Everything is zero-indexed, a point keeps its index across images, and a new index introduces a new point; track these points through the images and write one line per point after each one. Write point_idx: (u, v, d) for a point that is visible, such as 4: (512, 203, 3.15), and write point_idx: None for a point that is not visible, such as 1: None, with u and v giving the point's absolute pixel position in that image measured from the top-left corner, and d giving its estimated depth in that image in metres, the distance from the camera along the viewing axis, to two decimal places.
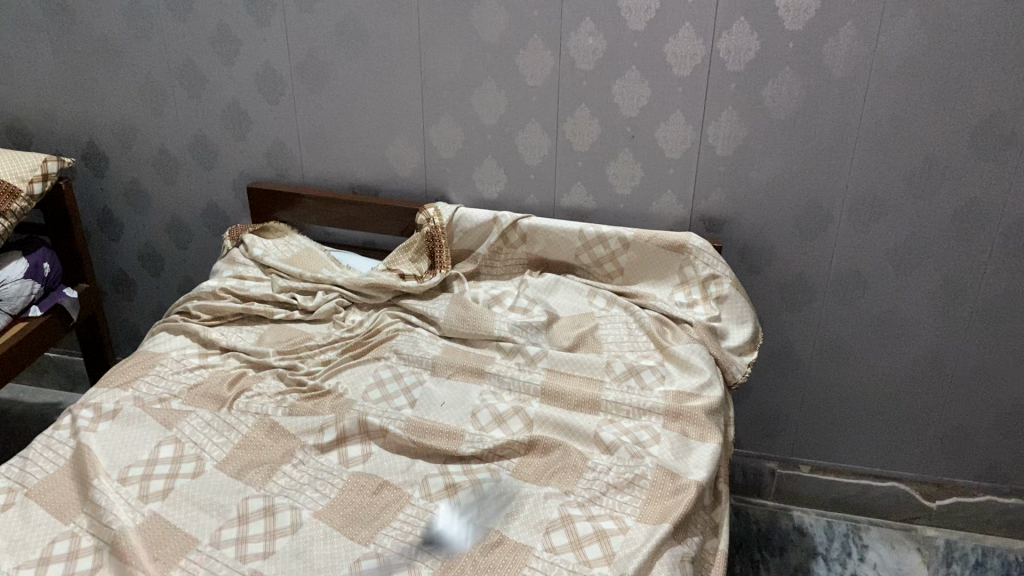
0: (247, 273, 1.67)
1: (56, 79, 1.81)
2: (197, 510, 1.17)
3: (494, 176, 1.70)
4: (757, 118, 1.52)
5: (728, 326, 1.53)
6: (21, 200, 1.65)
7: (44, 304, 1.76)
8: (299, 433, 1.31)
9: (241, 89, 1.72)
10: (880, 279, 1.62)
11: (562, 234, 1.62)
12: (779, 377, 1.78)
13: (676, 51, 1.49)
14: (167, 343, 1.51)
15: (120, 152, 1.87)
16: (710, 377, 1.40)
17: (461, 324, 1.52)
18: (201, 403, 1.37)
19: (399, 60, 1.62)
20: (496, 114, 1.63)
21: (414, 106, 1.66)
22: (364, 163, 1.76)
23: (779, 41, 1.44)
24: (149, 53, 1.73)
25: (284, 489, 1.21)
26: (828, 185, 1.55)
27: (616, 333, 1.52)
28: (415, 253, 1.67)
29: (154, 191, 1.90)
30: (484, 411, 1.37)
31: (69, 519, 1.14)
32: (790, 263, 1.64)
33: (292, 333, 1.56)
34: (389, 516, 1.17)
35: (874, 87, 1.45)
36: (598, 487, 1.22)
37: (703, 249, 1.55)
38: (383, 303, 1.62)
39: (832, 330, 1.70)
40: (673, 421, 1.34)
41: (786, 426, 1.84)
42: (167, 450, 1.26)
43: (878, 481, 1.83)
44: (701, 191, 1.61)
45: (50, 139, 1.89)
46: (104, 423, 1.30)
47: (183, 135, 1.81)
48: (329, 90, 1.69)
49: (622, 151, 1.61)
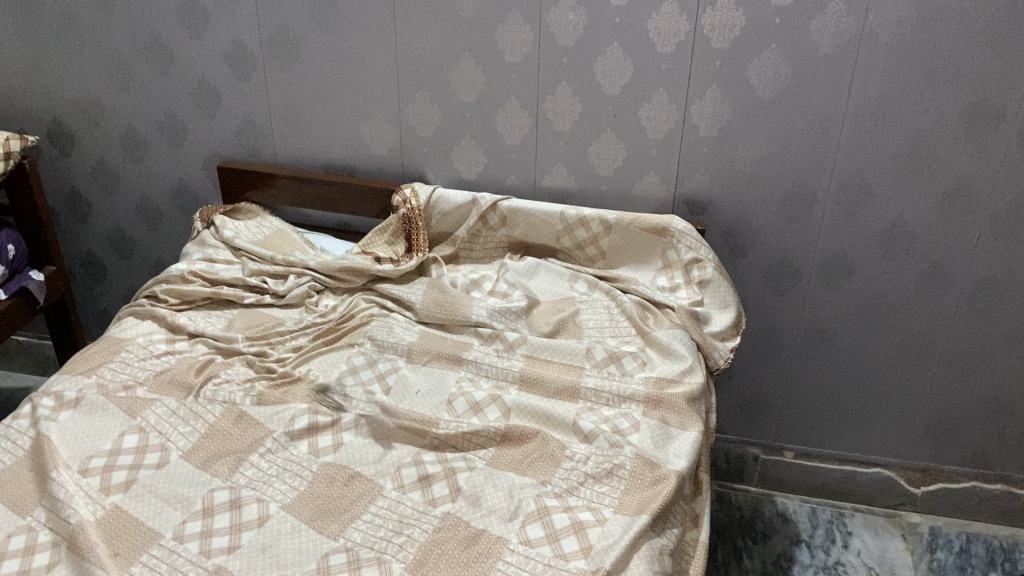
0: (218, 256, 1.61)
1: (19, 54, 1.75)
2: (160, 503, 1.13)
3: (473, 156, 1.65)
4: (742, 96, 1.47)
5: (711, 311, 1.50)
6: None
7: (8, 288, 1.70)
8: (268, 421, 1.28)
9: (211, 66, 1.67)
10: (866, 263, 1.58)
11: (543, 216, 1.57)
12: (764, 362, 1.75)
13: (659, 27, 1.45)
14: (134, 328, 1.47)
15: (86, 130, 1.81)
16: (692, 363, 1.36)
17: (437, 309, 1.48)
18: (167, 390, 1.33)
19: (373, 35, 1.57)
20: (474, 91, 1.58)
21: (389, 83, 1.61)
22: (339, 142, 1.71)
23: (765, 17, 1.40)
24: (115, 27, 1.67)
25: (251, 481, 1.18)
26: (814, 167, 1.51)
27: (597, 318, 1.48)
28: (391, 236, 1.62)
29: (123, 171, 1.85)
30: (461, 399, 1.33)
31: (26, 512, 1.10)
32: (776, 246, 1.61)
33: (263, 318, 1.51)
34: (360, 508, 1.14)
35: (862, 65, 1.40)
36: (575, 477, 1.19)
37: (686, 232, 1.52)
38: (358, 288, 1.57)
39: (817, 315, 1.67)
40: (654, 409, 1.30)
41: (770, 412, 1.82)
42: (130, 440, 1.22)
43: (863, 467, 1.81)
44: (684, 173, 1.57)
45: (13, 116, 1.83)
46: (65, 413, 1.25)
47: (152, 113, 1.75)
48: (301, 66, 1.63)
49: (604, 131, 1.57)
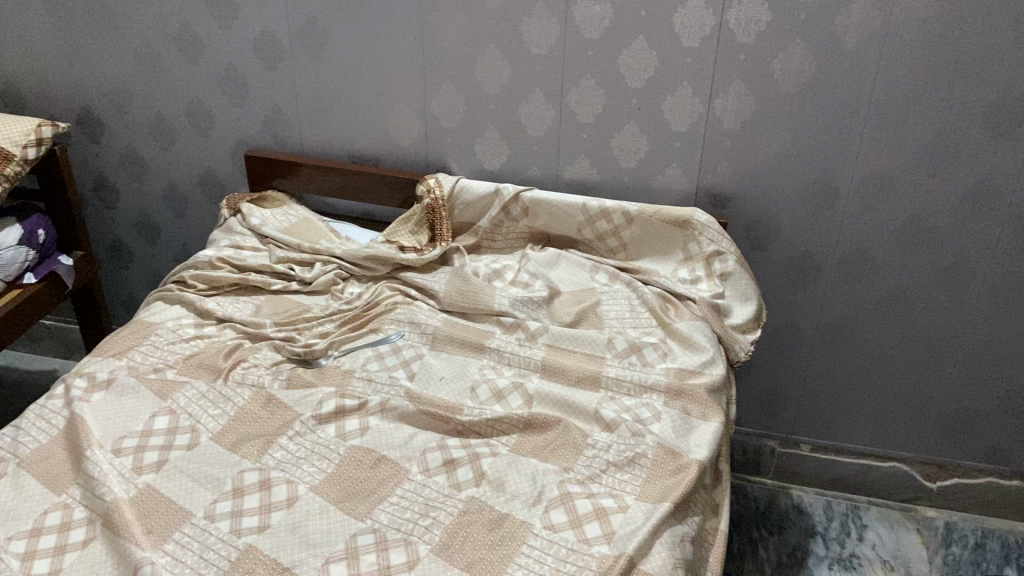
0: (245, 243, 1.64)
1: (50, 42, 1.77)
2: (191, 482, 1.15)
3: (497, 147, 1.67)
4: (766, 91, 1.48)
5: (732, 303, 1.51)
6: (14, 165, 1.62)
7: (38, 272, 1.73)
8: (296, 405, 1.30)
9: (239, 55, 1.69)
10: (887, 258, 1.59)
11: (565, 208, 1.59)
12: (782, 355, 1.76)
13: (685, 21, 1.46)
14: (163, 313, 1.49)
15: (115, 117, 1.84)
16: (713, 355, 1.38)
17: (460, 298, 1.50)
18: (196, 373, 1.35)
19: (401, 26, 1.58)
20: (500, 83, 1.60)
21: (415, 74, 1.63)
22: (364, 132, 1.73)
23: (790, 12, 1.41)
24: (145, 16, 1.69)
25: (280, 463, 1.20)
26: (836, 162, 1.52)
27: (618, 309, 1.50)
28: (415, 225, 1.64)
29: (150, 158, 1.87)
30: (484, 386, 1.35)
31: (61, 490, 1.12)
32: (797, 240, 1.62)
33: (290, 304, 1.54)
34: (386, 491, 1.16)
35: (887, 61, 1.41)
36: (598, 464, 1.21)
37: (708, 225, 1.53)
38: (382, 276, 1.59)
39: (836, 309, 1.67)
40: (675, 399, 1.32)
41: (787, 405, 1.83)
42: (162, 421, 1.24)
43: (879, 461, 1.82)
44: (707, 166, 1.58)
45: (44, 103, 1.86)
46: (98, 394, 1.28)
47: (180, 101, 1.78)
48: (328, 57, 1.65)
49: (628, 123, 1.58)
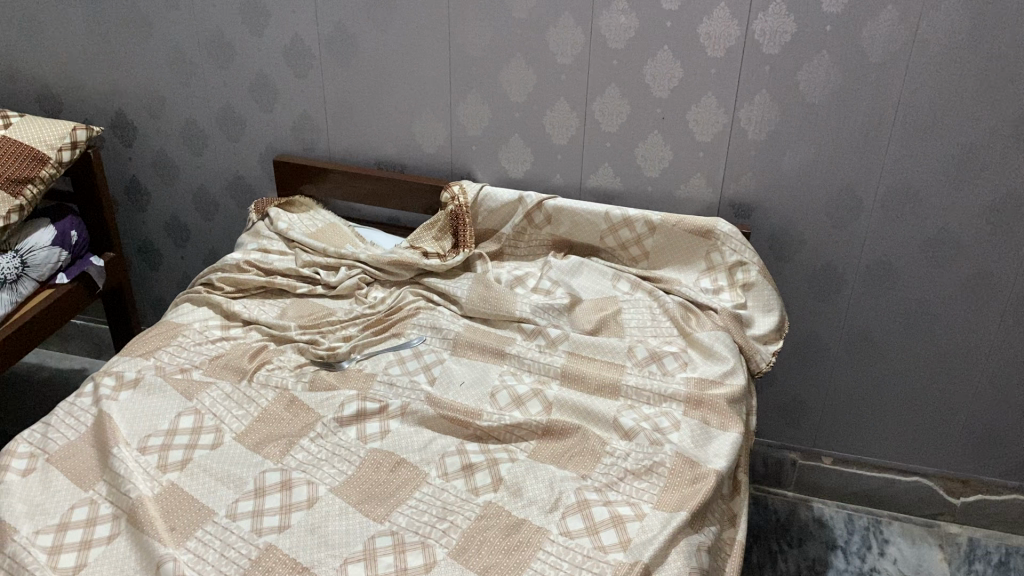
0: (272, 246, 1.67)
1: (86, 48, 1.82)
2: (214, 481, 1.17)
3: (521, 155, 1.68)
4: (791, 102, 1.48)
5: (754, 314, 1.51)
6: (49, 167, 1.66)
7: (70, 272, 1.77)
8: (318, 407, 1.32)
9: (270, 62, 1.72)
10: (911, 271, 1.58)
11: (588, 216, 1.60)
12: (804, 367, 1.75)
13: (710, 32, 1.46)
14: (191, 314, 1.52)
15: (148, 121, 1.87)
16: (733, 366, 1.38)
17: (482, 304, 1.51)
18: (222, 374, 1.37)
19: (428, 35, 1.60)
20: (525, 92, 1.61)
21: (441, 83, 1.65)
22: (390, 139, 1.75)
23: (816, 24, 1.41)
24: (178, 23, 1.72)
25: (302, 464, 1.22)
26: (860, 173, 1.51)
27: (639, 318, 1.51)
28: (439, 231, 1.66)
29: (181, 162, 1.91)
30: (504, 392, 1.36)
31: (88, 485, 1.15)
32: (820, 251, 1.61)
33: (314, 308, 1.56)
34: (405, 494, 1.17)
35: (913, 73, 1.40)
36: (615, 472, 1.21)
37: (731, 235, 1.53)
38: (405, 281, 1.61)
39: (859, 321, 1.67)
40: (695, 409, 1.32)
41: (809, 417, 1.82)
42: (186, 421, 1.27)
43: (901, 475, 1.80)
44: (730, 176, 1.58)
45: (79, 107, 1.90)
46: (125, 392, 1.30)
47: (211, 107, 1.81)
48: (357, 65, 1.68)
49: (652, 133, 1.58)
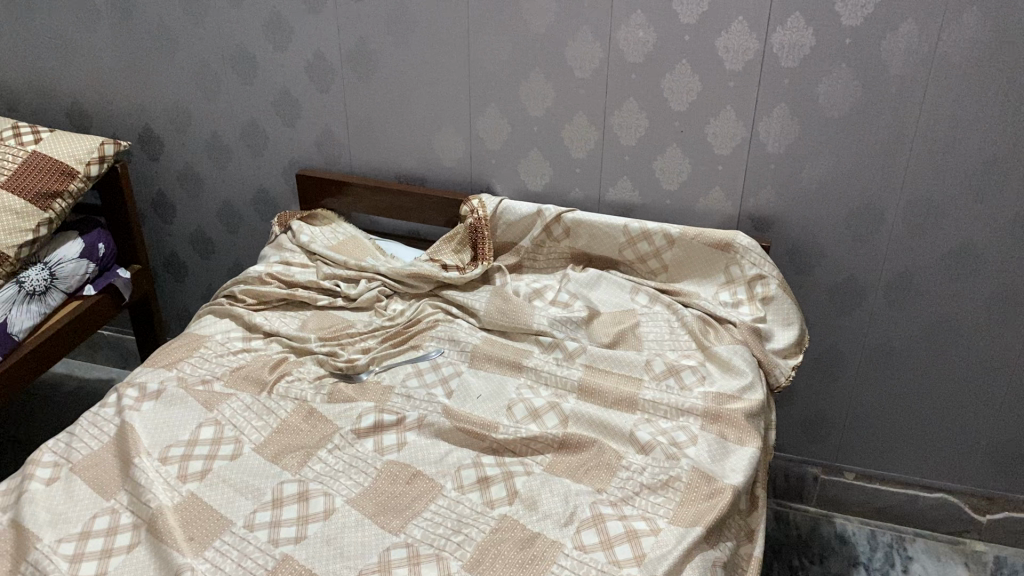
0: (294, 259, 1.69)
1: (115, 64, 1.85)
2: (232, 492, 1.19)
3: (540, 169, 1.69)
4: (810, 115, 1.48)
5: (774, 328, 1.50)
6: (77, 181, 1.70)
7: (98, 284, 1.80)
8: (337, 419, 1.33)
9: (293, 77, 1.74)
10: (934, 285, 1.56)
11: (607, 229, 1.60)
12: (826, 381, 1.74)
13: (728, 45, 1.46)
14: (213, 326, 1.55)
15: (174, 136, 1.91)
16: (752, 380, 1.37)
17: (501, 317, 1.52)
18: (242, 386, 1.39)
19: (447, 50, 1.62)
20: (544, 106, 1.62)
21: (461, 97, 1.66)
22: (411, 153, 1.77)
23: (835, 37, 1.40)
24: (204, 40, 1.76)
25: (319, 475, 1.23)
26: (881, 187, 1.50)
27: (657, 331, 1.50)
28: (458, 244, 1.67)
29: (206, 176, 1.94)
30: (520, 405, 1.36)
31: (110, 495, 1.17)
32: (841, 264, 1.60)
33: (335, 320, 1.57)
34: (420, 506, 1.18)
35: (934, 84, 1.39)
36: (631, 487, 1.21)
37: (750, 248, 1.53)
38: (425, 294, 1.62)
39: (881, 335, 1.65)
40: (712, 424, 1.31)
41: (831, 432, 1.80)
42: (207, 432, 1.29)
43: (926, 492, 1.77)
44: (750, 189, 1.58)
45: (108, 122, 1.94)
46: (148, 403, 1.33)
47: (235, 121, 1.84)
48: (378, 80, 1.70)
49: (670, 146, 1.58)
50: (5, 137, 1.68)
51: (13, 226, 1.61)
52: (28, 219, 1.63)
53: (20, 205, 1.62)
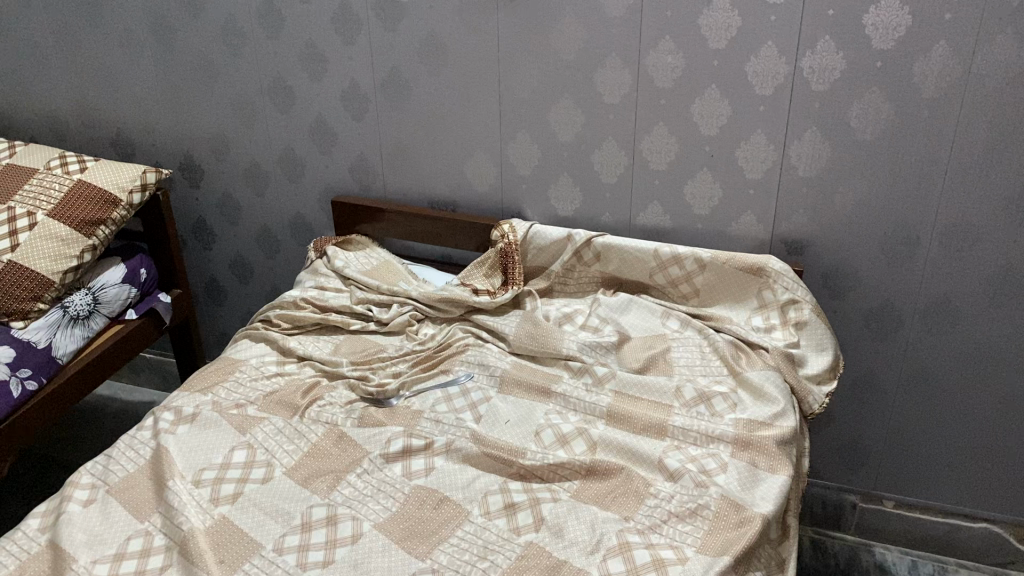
0: (328, 284, 1.71)
1: (157, 95, 1.91)
2: (263, 516, 1.20)
3: (570, 194, 1.70)
4: (842, 138, 1.47)
5: (807, 353, 1.48)
6: (121, 209, 1.75)
7: (139, 308, 1.84)
8: (366, 443, 1.35)
9: (328, 106, 1.78)
10: (973, 309, 1.53)
11: (637, 253, 1.60)
12: (863, 407, 1.71)
13: (758, 70, 1.46)
14: (248, 350, 1.58)
15: (214, 164, 1.95)
16: (784, 407, 1.35)
17: (530, 342, 1.53)
18: (275, 409, 1.41)
19: (478, 78, 1.64)
20: (574, 131, 1.63)
21: (492, 123, 1.68)
22: (443, 179, 1.79)
23: (866, 60, 1.39)
24: (242, 70, 1.80)
25: (348, 499, 1.24)
26: (916, 210, 1.48)
27: (688, 357, 1.49)
28: (489, 268, 1.69)
29: (245, 202, 1.98)
30: (548, 431, 1.36)
31: (144, 517, 1.19)
32: (876, 289, 1.58)
33: (367, 344, 1.59)
34: (447, 532, 1.18)
35: (969, 107, 1.37)
36: (659, 514, 1.20)
37: (783, 273, 1.51)
38: (455, 318, 1.64)
39: (919, 361, 1.62)
40: (742, 451, 1.30)
41: (868, 458, 1.76)
42: (239, 455, 1.31)
43: (969, 521, 1.72)
44: (782, 214, 1.57)
45: (150, 151, 2.00)
46: (183, 426, 1.35)
47: (273, 149, 1.88)
48: (410, 107, 1.72)
49: (701, 171, 1.58)
50: (52, 167, 1.75)
51: (58, 252, 1.66)
52: (74, 245, 1.68)
53: (65, 232, 1.67)
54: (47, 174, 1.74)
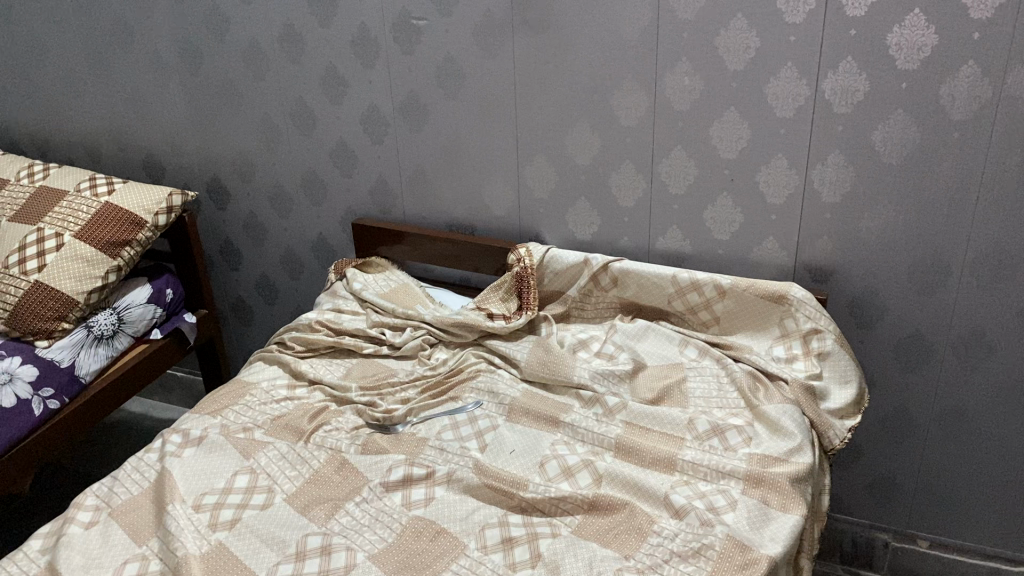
0: (345, 306, 1.71)
1: (185, 118, 1.94)
2: (259, 543, 1.20)
3: (588, 218, 1.67)
4: (866, 162, 1.41)
5: (829, 386, 1.42)
6: (146, 231, 1.77)
7: (164, 328, 1.87)
8: (368, 471, 1.33)
9: (348, 129, 1.79)
10: (1009, 342, 1.45)
11: (655, 278, 1.57)
12: (894, 442, 1.63)
13: (777, 92, 1.41)
14: (262, 373, 1.59)
15: (240, 185, 1.98)
16: (801, 442, 1.29)
17: (541, 369, 1.50)
18: (281, 434, 1.42)
19: (494, 100, 1.63)
20: (591, 154, 1.60)
21: (508, 147, 1.66)
22: (461, 202, 1.77)
23: (890, 82, 1.34)
24: (266, 94, 1.82)
25: (345, 529, 1.23)
26: (946, 238, 1.41)
27: (704, 387, 1.45)
28: (505, 292, 1.66)
29: (270, 223, 2.00)
30: (554, 462, 1.33)
31: (142, 541, 1.19)
32: (905, 319, 1.51)
33: (379, 368, 1.58)
34: (441, 565, 1.16)
35: (1001, 131, 1.30)
36: (660, 554, 1.15)
37: (805, 301, 1.46)
38: (469, 342, 1.61)
39: (953, 395, 1.54)
40: (754, 488, 1.24)
41: (901, 496, 1.68)
42: (241, 480, 1.31)
43: (1010, 564, 1.63)
44: (805, 240, 1.51)
45: (179, 173, 2.03)
46: (189, 450, 1.36)
47: (296, 171, 1.89)
48: (428, 131, 1.72)
49: (721, 196, 1.54)
50: (82, 189, 1.79)
51: (83, 273, 1.70)
52: (98, 266, 1.71)
53: (91, 252, 1.71)
54: (76, 196, 1.78)
